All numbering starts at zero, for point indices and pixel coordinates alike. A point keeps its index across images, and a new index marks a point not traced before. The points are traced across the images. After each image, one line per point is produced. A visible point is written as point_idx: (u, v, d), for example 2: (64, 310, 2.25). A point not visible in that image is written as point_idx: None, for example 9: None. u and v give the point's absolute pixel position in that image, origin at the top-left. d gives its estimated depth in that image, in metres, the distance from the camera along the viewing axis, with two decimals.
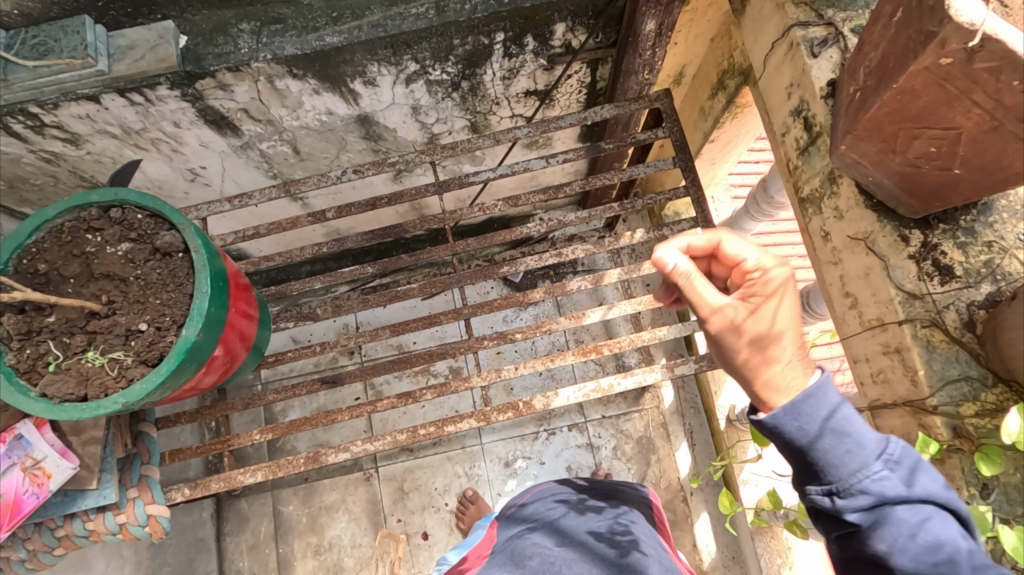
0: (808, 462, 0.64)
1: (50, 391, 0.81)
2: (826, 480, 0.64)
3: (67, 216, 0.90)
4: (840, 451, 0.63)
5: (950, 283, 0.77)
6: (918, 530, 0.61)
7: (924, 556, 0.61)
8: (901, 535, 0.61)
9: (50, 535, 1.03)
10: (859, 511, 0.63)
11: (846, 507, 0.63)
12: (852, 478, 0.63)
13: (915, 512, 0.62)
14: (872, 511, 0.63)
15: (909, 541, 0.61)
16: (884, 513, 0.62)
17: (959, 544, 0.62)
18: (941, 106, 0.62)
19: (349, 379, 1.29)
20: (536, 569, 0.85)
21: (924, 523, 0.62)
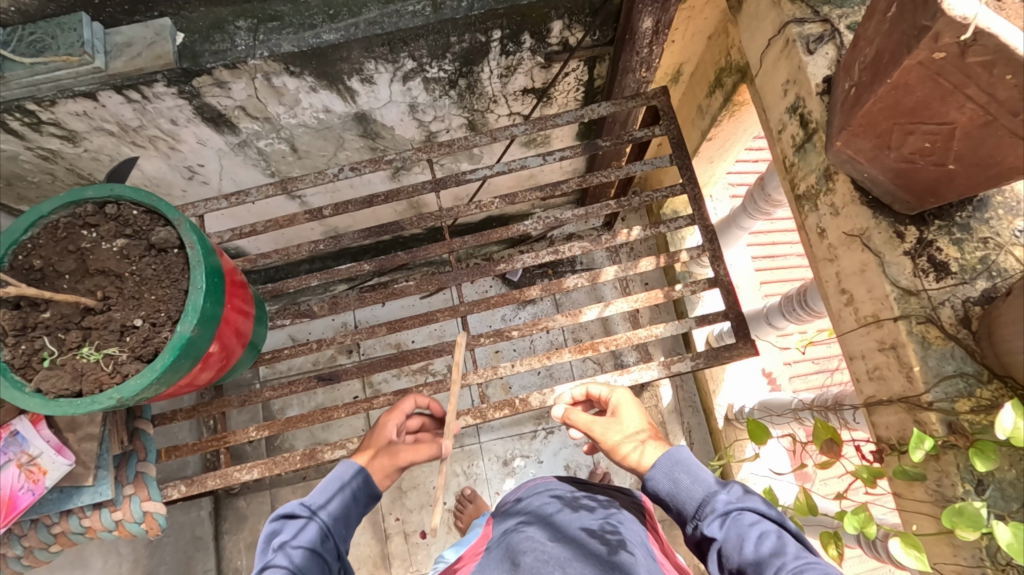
0: (677, 506, 0.91)
1: (45, 387, 0.81)
2: (687, 511, 0.89)
3: (62, 212, 0.90)
4: (686, 483, 0.91)
5: (945, 279, 0.77)
6: (759, 535, 0.80)
7: (765, 553, 0.77)
8: (746, 541, 0.80)
9: (47, 532, 1.04)
10: (713, 525, 0.85)
11: (704, 526, 0.86)
12: (700, 503, 0.88)
13: (757, 523, 0.82)
14: (722, 523, 0.84)
15: (752, 539, 0.80)
16: (728, 522, 0.84)
17: (800, 551, 0.77)
18: (934, 101, 0.62)
19: (346, 376, 1.29)
20: (529, 566, 0.85)
21: (766, 531, 0.80)
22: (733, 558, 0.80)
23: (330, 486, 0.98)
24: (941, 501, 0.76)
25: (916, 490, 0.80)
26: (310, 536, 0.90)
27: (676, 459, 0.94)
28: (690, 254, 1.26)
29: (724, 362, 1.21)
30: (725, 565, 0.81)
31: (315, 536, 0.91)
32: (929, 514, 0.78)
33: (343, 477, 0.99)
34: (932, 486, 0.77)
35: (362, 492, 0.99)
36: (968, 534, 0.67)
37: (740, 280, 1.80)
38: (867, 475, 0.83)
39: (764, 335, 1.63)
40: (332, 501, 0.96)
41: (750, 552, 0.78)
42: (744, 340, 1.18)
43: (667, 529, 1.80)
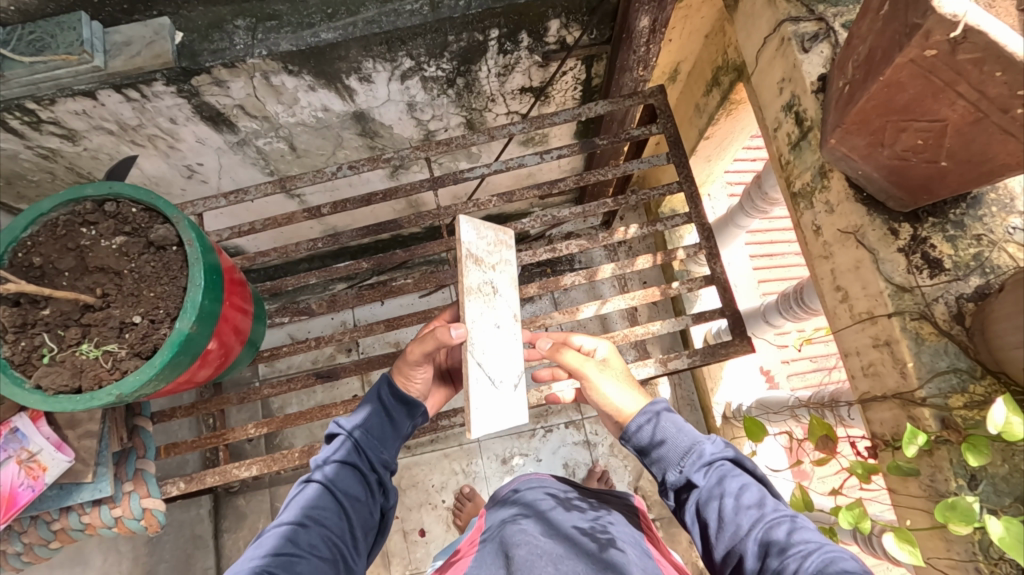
0: (658, 452, 0.91)
1: (44, 383, 0.81)
2: (670, 459, 0.89)
3: (62, 209, 0.90)
4: (673, 432, 0.91)
5: (939, 276, 0.78)
6: (741, 488, 0.81)
7: (746, 505, 0.79)
8: (728, 492, 0.81)
9: (47, 528, 1.04)
10: (698, 474, 0.85)
11: (689, 473, 0.86)
12: (686, 451, 0.88)
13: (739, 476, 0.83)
14: (707, 472, 0.85)
15: (736, 490, 0.81)
16: (714, 473, 0.85)
17: (778, 505, 0.80)
18: (927, 98, 0.62)
19: (344, 374, 1.29)
20: (523, 561, 0.86)
21: (748, 484, 0.82)
22: (716, 508, 0.81)
23: (365, 406, 1.01)
24: (935, 496, 0.76)
25: (910, 486, 0.80)
26: (343, 454, 0.95)
27: (663, 411, 0.93)
28: (686, 251, 1.26)
29: (721, 359, 1.21)
30: (703, 514, 0.83)
31: (348, 452, 0.95)
32: (923, 509, 0.79)
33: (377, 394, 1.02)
34: (926, 482, 0.77)
35: (396, 404, 1.03)
36: (961, 528, 0.68)
37: (738, 279, 1.80)
38: (861, 470, 0.83)
39: (761, 333, 1.64)
40: (365, 417, 0.99)
41: (731, 505, 0.80)
42: (741, 337, 1.18)
43: (665, 527, 1.80)
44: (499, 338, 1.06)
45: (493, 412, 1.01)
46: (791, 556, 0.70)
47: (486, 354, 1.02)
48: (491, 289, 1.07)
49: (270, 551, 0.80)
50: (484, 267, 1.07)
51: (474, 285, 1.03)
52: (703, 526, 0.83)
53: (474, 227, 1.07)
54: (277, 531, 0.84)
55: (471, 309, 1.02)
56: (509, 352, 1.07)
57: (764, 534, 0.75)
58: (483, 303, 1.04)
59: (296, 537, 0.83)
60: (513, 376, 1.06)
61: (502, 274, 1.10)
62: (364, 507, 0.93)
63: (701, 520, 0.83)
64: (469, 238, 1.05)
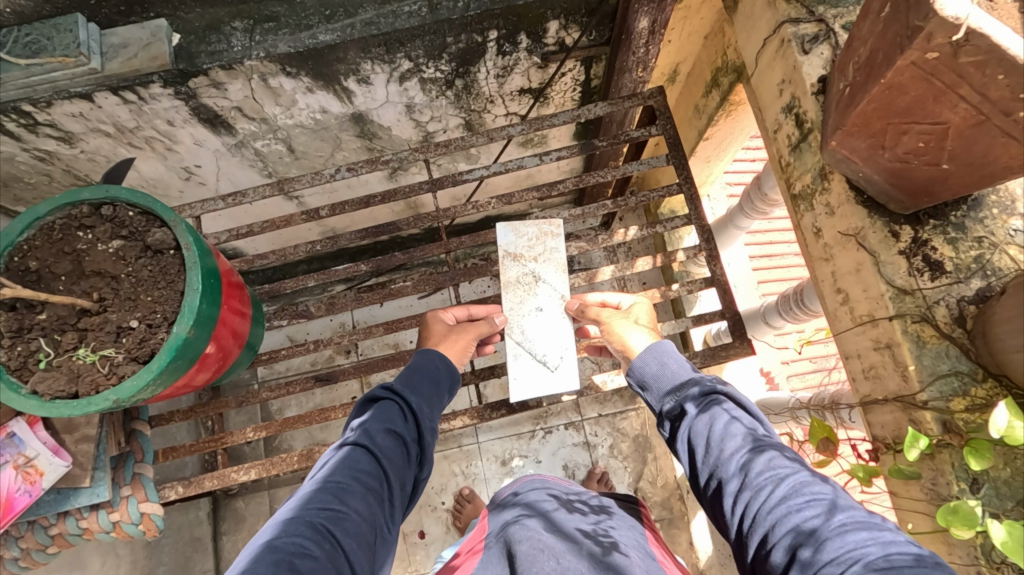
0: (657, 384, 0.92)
1: (41, 389, 0.81)
2: (669, 388, 0.90)
3: (58, 213, 0.90)
4: (673, 366, 0.93)
5: (940, 278, 0.78)
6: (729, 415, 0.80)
7: (733, 431, 0.78)
8: (716, 418, 0.81)
9: (44, 534, 1.04)
10: (691, 402, 0.85)
11: (682, 402, 0.87)
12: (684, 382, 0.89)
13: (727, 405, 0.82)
14: (700, 401, 0.85)
15: (722, 419, 0.80)
16: (705, 403, 0.84)
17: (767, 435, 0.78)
18: (928, 101, 0.62)
19: (343, 377, 1.28)
20: (524, 556, 0.86)
21: (738, 414, 0.81)
22: (703, 438, 0.80)
23: (415, 374, 1.02)
24: (936, 500, 0.76)
25: (911, 489, 0.80)
26: (388, 413, 0.94)
27: (661, 347, 0.96)
28: (686, 254, 1.26)
29: (721, 362, 1.21)
30: (693, 441, 0.82)
31: (391, 408, 0.95)
32: (925, 513, 0.78)
33: (423, 360, 1.05)
34: (928, 485, 0.77)
35: (443, 374, 1.05)
36: (963, 533, 0.67)
37: (737, 280, 1.80)
38: (862, 474, 0.82)
39: (760, 335, 1.64)
40: (410, 384, 1.00)
41: (719, 429, 0.79)
42: (741, 340, 1.18)
43: (665, 528, 1.80)
44: (542, 321, 1.20)
45: (535, 381, 1.17)
46: (767, 481, 0.70)
47: (529, 333, 1.19)
48: (533, 279, 1.23)
49: (309, 505, 0.77)
50: (525, 260, 1.24)
51: (513, 279, 1.22)
52: (691, 452, 0.82)
53: (510, 230, 1.26)
54: (317, 488, 0.80)
55: (511, 301, 1.21)
56: (560, 329, 1.20)
57: (747, 461, 0.74)
58: (523, 293, 1.22)
59: (343, 495, 0.79)
60: (561, 348, 1.19)
61: (546, 263, 1.24)
62: (402, 464, 0.89)
63: (690, 446, 0.82)
64: (506, 239, 1.25)
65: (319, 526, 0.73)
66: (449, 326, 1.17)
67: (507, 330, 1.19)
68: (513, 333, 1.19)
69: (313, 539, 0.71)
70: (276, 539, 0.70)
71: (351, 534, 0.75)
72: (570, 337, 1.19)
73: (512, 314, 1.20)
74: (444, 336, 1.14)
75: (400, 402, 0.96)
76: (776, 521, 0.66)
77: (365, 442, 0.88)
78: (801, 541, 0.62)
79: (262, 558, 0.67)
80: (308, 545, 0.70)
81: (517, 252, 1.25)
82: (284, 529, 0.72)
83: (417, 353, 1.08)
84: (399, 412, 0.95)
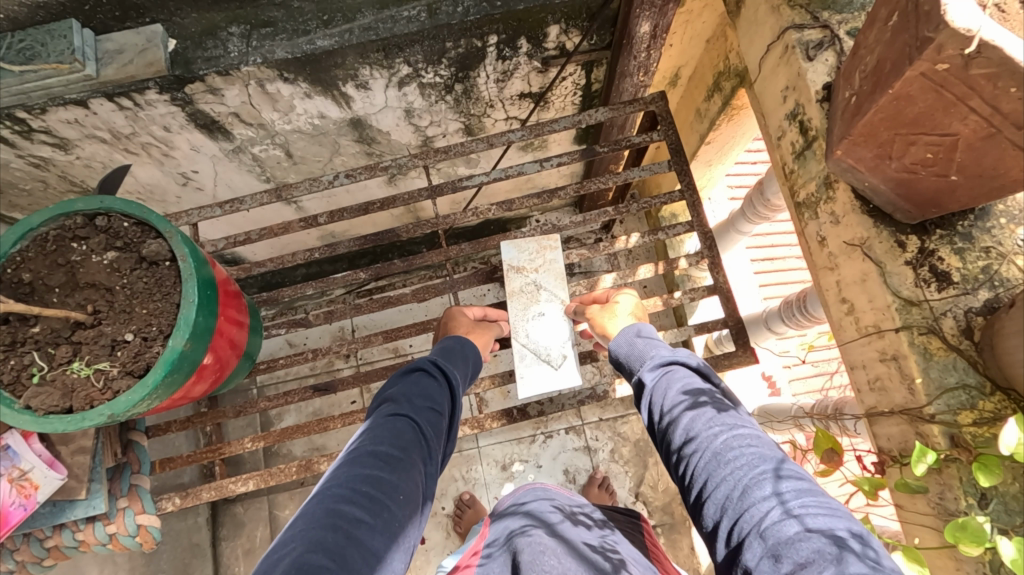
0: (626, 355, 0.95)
1: (34, 404, 0.80)
2: (637, 358, 0.92)
3: (52, 223, 0.88)
4: (640, 344, 0.94)
5: (947, 289, 0.76)
6: (683, 381, 0.83)
7: (684, 395, 0.80)
8: (670, 384, 0.83)
9: (40, 546, 1.02)
10: (650, 372, 0.88)
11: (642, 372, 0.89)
12: (643, 356, 0.92)
13: (678, 372, 0.85)
14: (658, 370, 0.87)
15: (672, 387, 0.82)
16: (661, 372, 0.86)
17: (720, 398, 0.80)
18: (937, 113, 0.61)
19: (342, 386, 1.27)
20: (528, 563, 0.84)
21: (687, 379, 0.83)
22: (656, 404, 0.83)
23: (448, 353, 1.03)
24: (944, 514, 0.75)
25: (918, 503, 0.78)
26: (427, 384, 0.93)
27: (633, 329, 0.98)
28: (688, 261, 1.24)
29: (724, 370, 1.19)
30: (650, 407, 0.85)
31: (424, 379, 0.94)
32: (932, 527, 0.77)
33: (456, 344, 1.07)
34: (935, 499, 0.76)
35: (469, 353, 1.07)
36: (972, 550, 0.66)
37: (739, 284, 1.79)
38: (868, 487, 0.80)
39: (762, 340, 1.63)
40: (441, 359, 1.00)
41: (669, 397, 0.82)
42: (743, 348, 1.17)
43: (667, 534, 1.79)
44: (545, 325, 1.22)
45: (537, 377, 1.17)
46: (705, 440, 0.73)
47: (532, 335, 1.21)
48: (536, 289, 1.25)
49: (357, 466, 0.74)
50: (527, 271, 1.26)
51: (516, 288, 1.24)
52: (649, 416, 0.85)
53: (512, 244, 1.29)
54: (359, 451, 0.77)
55: (514, 308, 1.24)
56: (559, 334, 1.21)
57: (689, 422, 0.76)
58: (526, 301, 1.24)
59: (394, 459, 0.76)
60: (562, 347, 1.19)
61: (547, 273, 1.26)
62: (440, 433, 0.87)
63: (648, 411, 0.85)
64: (509, 254, 1.28)
65: (368, 489, 0.71)
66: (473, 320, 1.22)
67: (512, 335, 1.21)
68: (518, 337, 1.21)
69: (361, 504, 0.69)
70: (323, 503, 0.68)
71: (404, 497, 0.73)
72: (569, 336, 1.20)
73: (516, 320, 1.22)
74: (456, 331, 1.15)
75: (432, 372, 0.96)
76: (711, 476, 0.69)
77: (407, 411, 0.86)
78: (727, 495, 0.67)
79: (316, 521, 0.65)
80: (355, 509, 0.68)
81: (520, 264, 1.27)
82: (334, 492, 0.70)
83: (452, 338, 1.09)
84: (427, 381, 0.94)
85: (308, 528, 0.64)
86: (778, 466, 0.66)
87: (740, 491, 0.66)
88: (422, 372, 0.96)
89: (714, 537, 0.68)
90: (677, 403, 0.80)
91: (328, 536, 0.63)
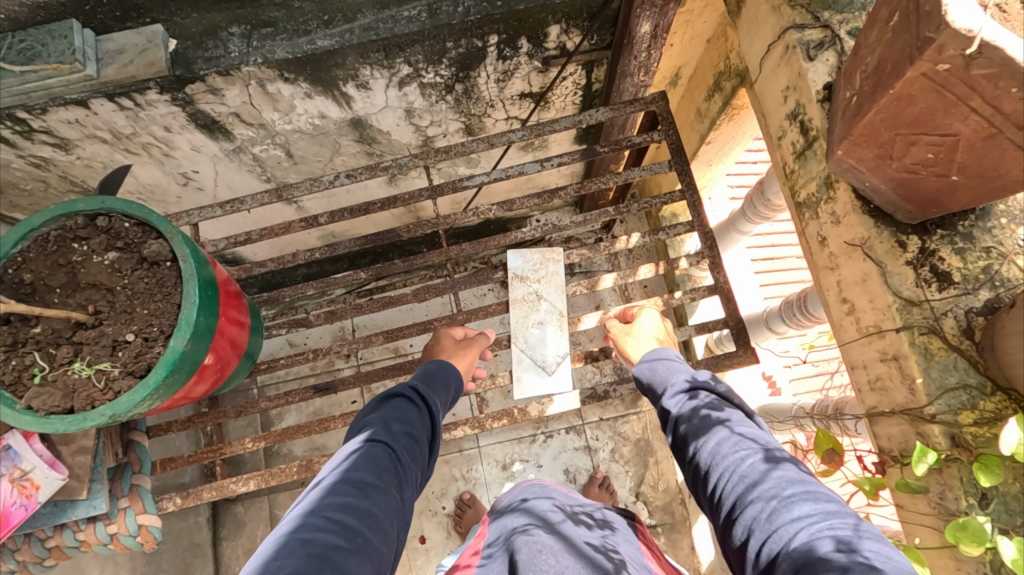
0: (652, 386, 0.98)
1: (36, 404, 0.80)
2: (662, 387, 0.96)
3: (52, 224, 0.88)
4: (663, 371, 0.99)
5: (948, 289, 0.76)
6: (707, 407, 0.86)
7: (708, 420, 0.84)
8: (694, 411, 0.87)
9: (41, 546, 1.03)
10: (673, 401, 0.92)
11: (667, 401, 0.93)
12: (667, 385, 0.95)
13: (703, 399, 0.89)
14: (681, 397, 0.91)
15: (696, 413, 0.86)
16: (684, 399, 0.90)
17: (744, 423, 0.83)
18: (938, 113, 0.61)
19: (343, 387, 1.26)
20: (525, 562, 0.83)
21: (712, 405, 0.87)
22: (681, 430, 0.87)
23: (429, 380, 1.05)
24: (944, 514, 0.75)
25: (919, 502, 0.79)
26: (406, 410, 0.94)
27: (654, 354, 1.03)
28: (688, 261, 1.24)
29: (724, 370, 1.19)
30: (677, 433, 0.88)
31: (403, 406, 0.95)
32: (932, 527, 0.77)
33: (437, 371, 1.09)
34: (935, 499, 0.76)
35: (450, 377, 1.09)
36: (973, 549, 0.66)
37: (739, 284, 1.79)
38: (868, 487, 0.80)
39: (762, 340, 1.63)
40: (423, 385, 1.02)
41: (694, 422, 0.85)
42: (744, 348, 1.16)
43: (667, 533, 1.79)
44: (545, 332, 1.24)
45: (534, 383, 1.21)
46: (732, 463, 0.76)
47: (532, 342, 1.23)
48: (537, 299, 1.28)
49: (332, 494, 0.74)
50: (530, 281, 1.29)
51: (518, 297, 1.27)
52: (677, 442, 0.88)
53: (518, 254, 1.31)
54: (333, 481, 0.77)
55: (515, 315, 1.25)
56: (557, 342, 1.23)
57: (715, 446, 0.80)
58: (527, 309, 1.26)
59: (371, 488, 0.77)
60: (558, 355, 1.22)
61: (548, 285, 1.28)
62: (418, 459, 0.88)
63: (676, 438, 0.88)
64: (514, 263, 1.30)
65: (343, 518, 0.71)
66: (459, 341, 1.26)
67: (512, 340, 1.23)
68: (517, 342, 1.23)
69: (337, 531, 0.69)
70: (297, 531, 0.68)
71: (381, 525, 0.73)
72: (566, 346, 1.23)
73: (517, 326, 1.24)
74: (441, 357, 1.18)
75: (412, 399, 0.97)
76: (739, 498, 0.72)
77: (384, 436, 0.86)
78: (754, 515, 0.68)
79: (291, 552, 0.64)
80: (332, 536, 0.68)
81: (525, 273, 1.29)
82: (306, 522, 0.69)
83: (435, 363, 1.12)
84: (408, 407, 0.95)
85: (283, 558, 0.64)
86: (800, 485, 0.68)
87: (767, 510, 0.67)
88: (403, 398, 0.97)
89: (744, 557, 0.69)
90: (702, 428, 0.84)
91: (303, 565, 0.63)
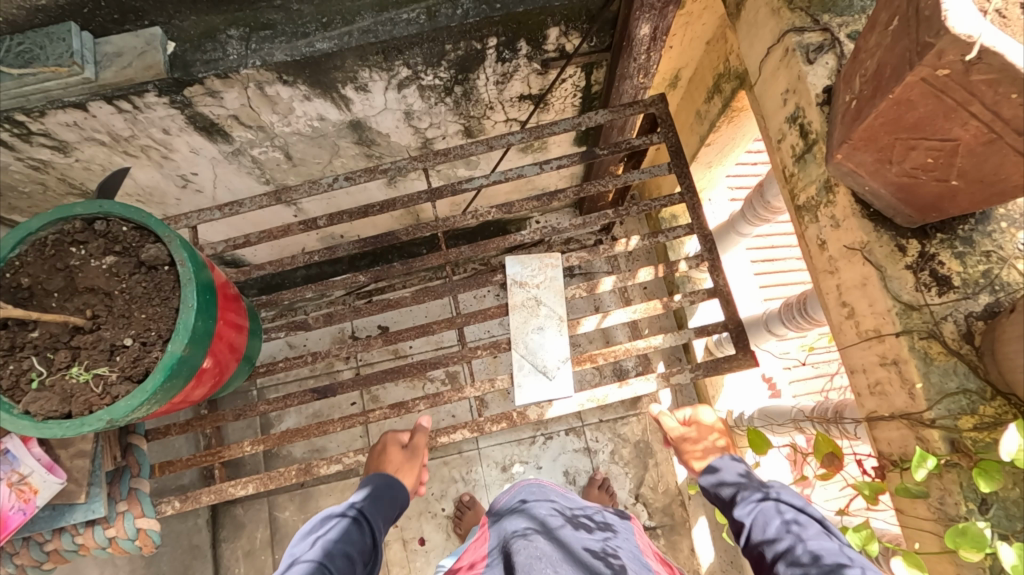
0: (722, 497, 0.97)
1: (33, 409, 0.80)
2: (732, 497, 0.95)
3: (50, 228, 0.88)
4: (730, 478, 0.98)
5: (948, 293, 0.76)
6: (783, 518, 0.84)
7: (784, 533, 0.82)
8: (769, 523, 0.85)
9: (39, 550, 1.02)
10: (744, 510, 0.90)
11: (737, 511, 0.91)
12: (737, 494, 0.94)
13: (777, 506, 0.87)
14: (752, 507, 0.90)
15: (771, 522, 0.85)
16: (756, 508, 0.89)
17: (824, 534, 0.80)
18: (938, 118, 0.61)
19: (342, 390, 1.26)
20: (522, 565, 0.83)
21: (788, 514, 0.85)
22: (759, 541, 0.85)
23: (373, 495, 1.07)
24: (944, 519, 0.75)
25: (918, 507, 0.78)
26: (345, 535, 0.97)
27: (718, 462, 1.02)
28: (688, 263, 1.24)
29: (724, 373, 1.19)
30: (753, 546, 0.86)
31: (346, 527, 0.99)
32: (931, 532, 0.77)
33: (384, 484, 1.10)
34: (935, 504, 0.75)
35: (395, 489, 1.11)
36: (972, 555, 0.66)
37: (739, 285, 1.79)
38: (868, 491, 0.80)
39: (762, 342, 1.63)
40: (366, 506, 1.04)
41: (771, 534, 0.84)
42: (744, 351, 1.16)
43: (667, 535, 1.79)
44: (544, 337, 1.24)
45: (534, 388, 1.20)
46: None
47: (532, 347, 1.23)
48: (536, 303, 1.27)
49: None
50: (529, 286, 1.29)
51: (518, 302, 1.27)
52: (754, 556, 0.85)
53: (518, 261, 1.32)
54: None
55: (515, 319, 1.25)
56: (557, 346, 1.23)
57: (797, 560, 0.78)
58: (527, 315, 1.26)
59: None
60: (558, 359, 1.22)
61: (548, 289, 1.28)
62: None
63: (752, 552, 0.86)
64: (513, 269, 1.31)
65: None
66: (404, 447, 1.21)
67: (512, 345, 1.22)
68: (518, 347, 1.23)
69: None
70: None
71: None
72: (567, 349, 1.22)
73: (517, 331, 1.24)
74: (386, 470, 1.15)
75: (351, 523, 1.00)
76: None
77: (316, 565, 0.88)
78: None
79: None
80: None
81: (524, 278, 1.30)
82: None
83: (380, 478, 1.11)
84: (348, 533, 0.98)
85: None
86: None
87: None
88: (342, 523, 0.99)
89: None
90: (780, 540, 0.82)
91: None
